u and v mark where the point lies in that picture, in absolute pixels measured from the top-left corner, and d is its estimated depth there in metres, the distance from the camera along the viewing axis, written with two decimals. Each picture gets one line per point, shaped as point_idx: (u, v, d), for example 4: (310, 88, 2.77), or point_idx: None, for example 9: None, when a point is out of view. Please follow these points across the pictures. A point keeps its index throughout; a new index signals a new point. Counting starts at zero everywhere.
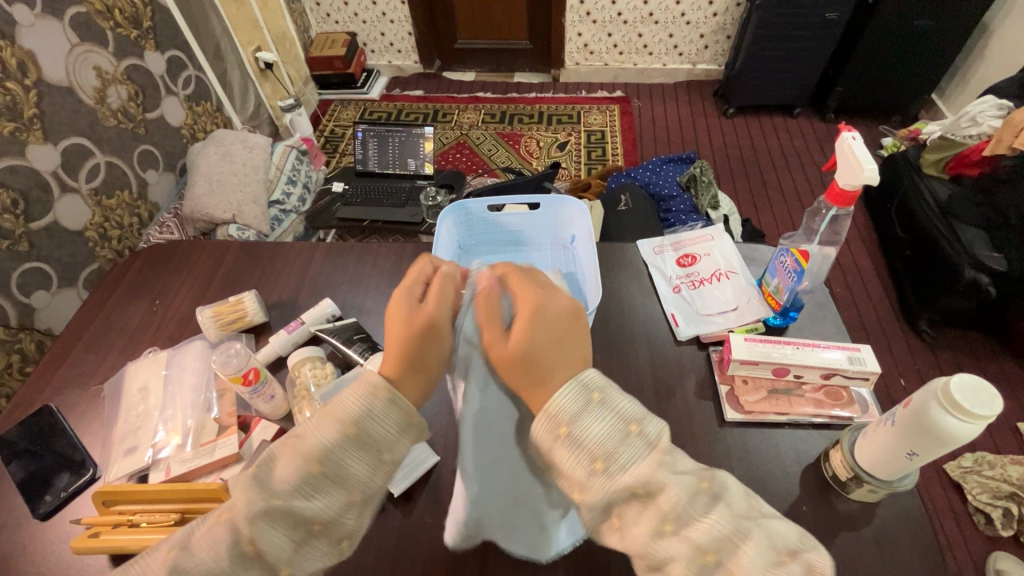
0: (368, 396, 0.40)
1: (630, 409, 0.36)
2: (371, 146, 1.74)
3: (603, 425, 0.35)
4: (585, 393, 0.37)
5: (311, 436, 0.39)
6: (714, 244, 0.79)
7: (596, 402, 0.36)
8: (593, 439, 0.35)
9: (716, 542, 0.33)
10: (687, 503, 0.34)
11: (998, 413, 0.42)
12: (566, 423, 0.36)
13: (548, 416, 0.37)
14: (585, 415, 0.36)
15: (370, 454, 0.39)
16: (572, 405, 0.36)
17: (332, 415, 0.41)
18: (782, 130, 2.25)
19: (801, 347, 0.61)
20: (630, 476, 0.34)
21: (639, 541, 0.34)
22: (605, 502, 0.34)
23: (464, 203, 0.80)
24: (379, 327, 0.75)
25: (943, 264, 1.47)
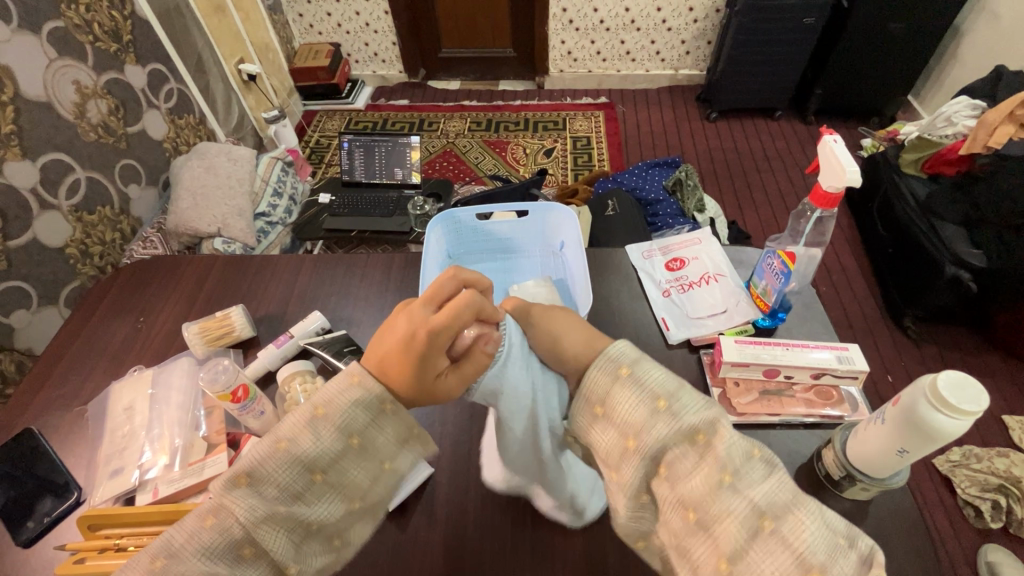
0: (374, 410, 0.41)
1: (663, 377, 0.38)
2: (357, 157, 1.74)
3: (639, 394, 0.38)
4: (617, 365, 0.40)
5: (319, 450, 0.39)
6: (701, 247, 0.80)
7: (628, 371, 0.39)
8: (655, 382, 0.38)
9: (772, 503, 0.33)
10: (745, 460, 0.34)
11: (985, 408, 0.43)
12: (628, 365, 0.39)
13: (608, 359, 0.40)
14: (645, 363, 0.40)
15: (371, 464, 0.42)
16: (629, 355, 0.40)
17: (334, 431, 0.39)
18: (764, 133, 2.29)
19: (791, 348, 0.62)
20: (692, 422, 0.36)
21: (697, 490, 0.34)
22: (657, 444, 0.36)
23: (452, 211, 0.80)
24: (370, 338, 0.74)
25: (925, 262, 1.50)
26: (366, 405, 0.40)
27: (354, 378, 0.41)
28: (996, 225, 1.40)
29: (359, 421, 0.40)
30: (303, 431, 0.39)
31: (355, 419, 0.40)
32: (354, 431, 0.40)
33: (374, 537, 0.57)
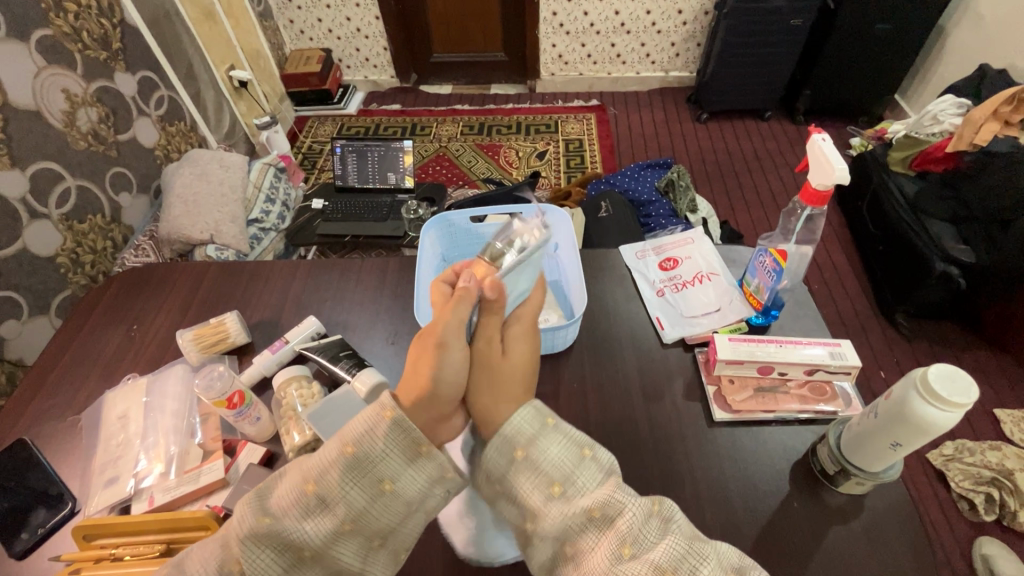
0: (408, 453, 0.42)
1: (557, 458, 0.43)
2: (350, 162, 1.74)
3: (535, 475, 0.43)
4: (512, 447, 0.44)
5: (340, 487, 0.41)
6: (694, 247, 0.80)
7: (522, 454, 0.43)
8: (550, 464, 0.43)
9: (673, 560, 0.39)
10: (642, 524, 0.41)
11: (975, 401, 0.43)
12: (524, 446, 0.43)
13: (504, 440, 0.44)
14: (541, 441, 0.44)
15: (400, 508, 0.43)
16: (529, 430, 0.44)
17: (367, 475, 0.42)
18: (754, 133, 2.31)
19: (784, 345, 0.62)
20: (585, 499, 0.41)
21: (601, 564, 0.39)
22: (557, 528, 0.41)
23: (445, 214, 0.81)
24: (366, 342, 0.74)
25: (914, 259, 1.52)
26: (398, 448, 0.42)
27: (386, 414, 0.42)
28: (985, 222, 1.43)
29: (393, 466, 0.42)
30: (331, 467, 0.42)
31: (380, 461, 0.42)
32: (388, 476, 0.42)
33: None
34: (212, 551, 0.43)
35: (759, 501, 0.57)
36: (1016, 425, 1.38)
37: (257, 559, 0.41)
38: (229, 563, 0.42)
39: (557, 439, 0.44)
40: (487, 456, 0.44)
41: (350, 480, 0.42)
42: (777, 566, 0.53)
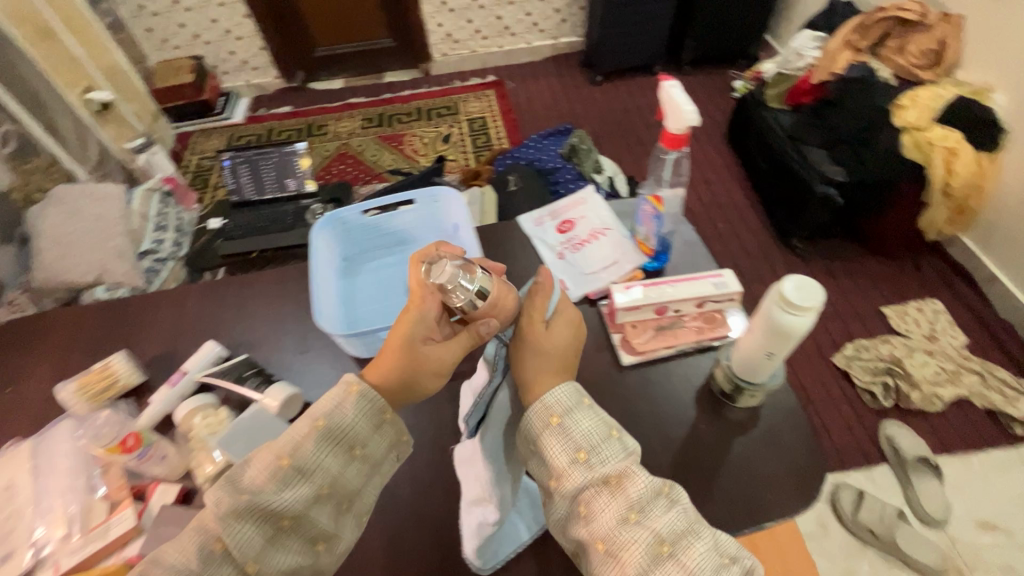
0: (374, 421, 0.49)
1: (588, 431, 0.47)
2: (242, 173, 1.65)
3: (564, 441, 0.46)
4: (550, 413, 0.48)
5: (316, 456, 0.46)
6: (586, 206, 0.83)
7: (557, 420, 0.47)
8: (580, 433, 0.47)
9: (672, 533, 0.42)
10: (652, 497, 0.44)
11: (822, 304, 0.47)
12: (559, 414, 0.47)
13: (544, 406, 0.48)
14: (577, 413, 0.48)
15: (366, 470, 0.49)
16: (567, 402, 0.48)
17: (339, 443, 0.47)
18: (647, 89, 2.39)
19: (672, 284, 0.67)
20: (607, 467, 0.45)
21: (607, 524, 0.43)
22: (575, 488, 0.45)
23: (337, 212, 0.77)
24: (274, 357, 0.72)
25: (799, 185, 1.66)
26: (367, 417, 0.48)
27: (352, 389, 0.48)
28: (851, 143, 1.58)
29: (362, 434, 0.48)
30: (303, 440, 0.46)
31: (352, 425, 0.48)
32: (357, 444, 0.48)
33: None
34: (190, 541, 0.44)
35: (671, 430, 0.61)
36: (899, 318, 1.56)
37: (239, 533, 0.44)
38: (210, 541, 0.44)
39: (591, 415, 0.48)
40: (528, 417, 0.49)
41: (324, 449, 0.47)
42: (694, 484, 0.58)
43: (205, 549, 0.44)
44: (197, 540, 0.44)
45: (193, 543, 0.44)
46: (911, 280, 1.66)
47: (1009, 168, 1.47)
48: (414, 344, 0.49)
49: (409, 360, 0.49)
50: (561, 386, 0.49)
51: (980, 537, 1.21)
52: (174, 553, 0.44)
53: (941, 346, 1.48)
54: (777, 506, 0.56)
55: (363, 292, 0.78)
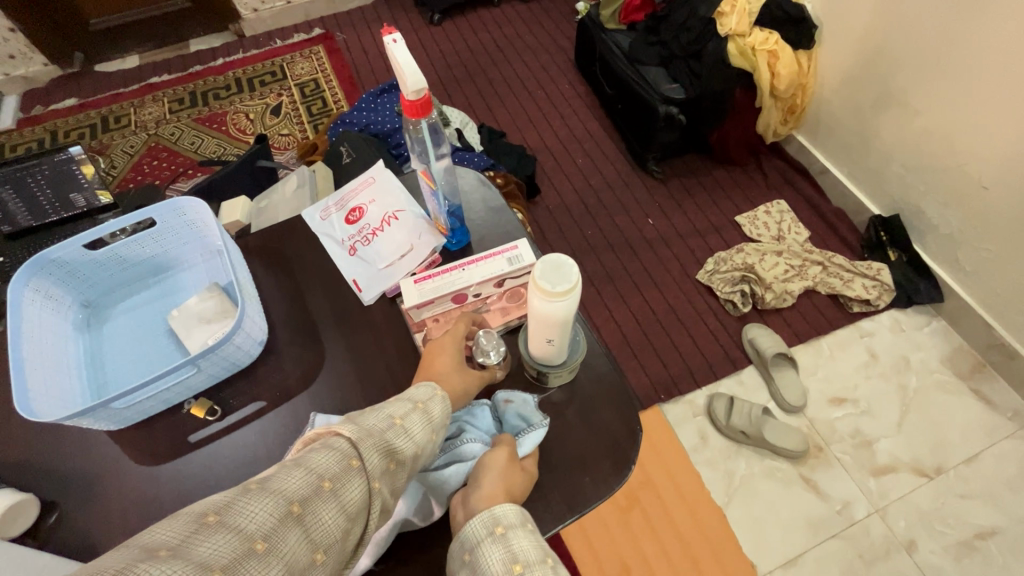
0: (445, 420, 0.50)
1: (531, 547, 0.41)
2: (8, 198, 1.31)
3: (499, 553, 0.40)
4: (493, 522, 0.42)
5: (418, 421, 0.47)
6: (376, 186, 0.72)
7: (500, 530, 0.42)
8: (519, 548, 0.41)
9: None
10: None
11: (577, 282, 0.42)
12: (502, 524, 0.42)
13: (490, 514, 0.43)
14: (523, 531, 0.42)
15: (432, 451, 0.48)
16: (514, 516, 0.43)
17: (429, 422, 0.48)
18: (491, 22, 2.23)
19: (465, 268, 0.60)
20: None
21: None
22: None
23: (42, 255, 0.59)
24: (0, 453, 0.57)
25: (643, 108, 1.63)
26: (443, 412, 0.50)
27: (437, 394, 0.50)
28: (683, 57, 1.57)
29: (440, 424, 0.49)
30: (408, 410, 0.47)
31: (442, 415, 0.49)
32: (438, 430, 0.48)
33: None
34: (337, 445, 0.41)
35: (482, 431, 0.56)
36: (750, 224, 1.63)
37: (372, 454, 0.42)
38: (352, 454, 0.41)
39: (537, 536, 0.42)
40: (470, 523, 0.43)
41: (421, 418, 0.47)
42: None
43: (346, 460, 0.41)
44: (339, 450, 0.41)
45: (342, 448, 0.41)
46: (759, 184, 1.72)
47: (825, 62, 1.53)
48: (462, 360, 0.55)
49: (459, 376, 0.54)
50: (509, 502, 0.44)
51: (832, 412, 1.34)
52: (315, 455, 0.40)
53: (788, 244, 1.58)
54: (595, 488, 0.53)
55: (115, 344, 0.64)
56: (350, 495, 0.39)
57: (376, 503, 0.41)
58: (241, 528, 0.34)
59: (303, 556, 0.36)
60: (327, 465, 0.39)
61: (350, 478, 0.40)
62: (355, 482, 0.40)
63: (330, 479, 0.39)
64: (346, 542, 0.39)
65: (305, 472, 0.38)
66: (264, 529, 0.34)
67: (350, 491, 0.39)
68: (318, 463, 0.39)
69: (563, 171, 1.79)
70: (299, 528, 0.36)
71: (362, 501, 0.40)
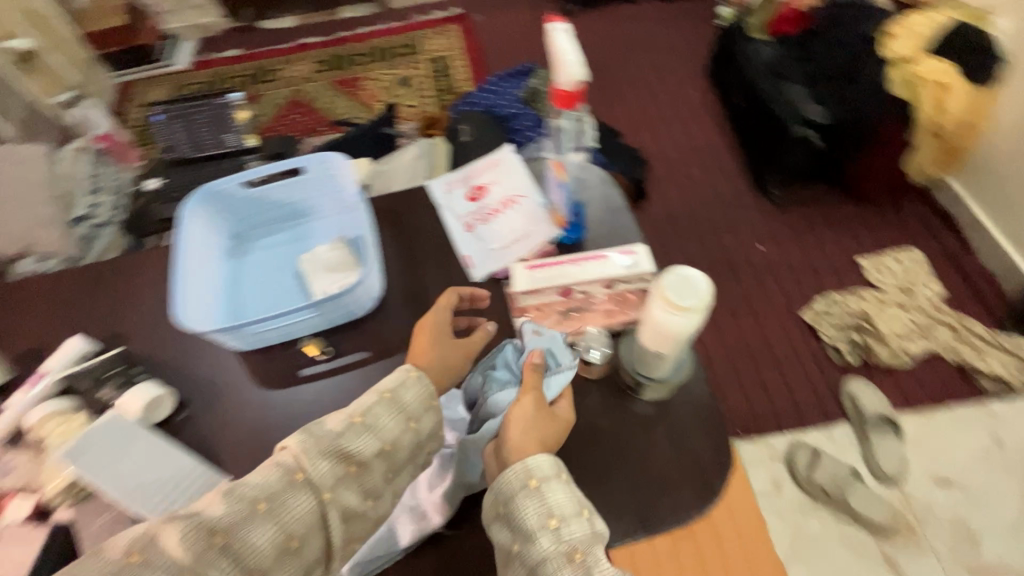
0: (426, 403, 0.53)
1: (565, 503, 0.45)
2: (176, 128, 1.56)
3: (536, 508, 0.44)
4: (529, 477, 0.46)
5: (381, 418, 0.51)
6: (502, 168, 0.73)
7: (536, 485, 0.45)
8: (554, 502, 0.45)
9: None
10: None
11: (707, 302, 0.41)
12: (538, 479, 0.45)
13: (524, 469, 0.46)
14: (555, 484, 0.46)
15: (410, 439, 0.52)
16: (546, 469, 0.46)
17: (395, 416, 0.52)
18: (626, 19, 2.18)
19: (581, 263, 0.61)
20: (572, 541, 0.43)
21: None
22: (539, 558, 0.43)
23: (211, 186, 0.68)
24: (152, 350, 0.66)
25: (773, 127, 1.53)
26: (416, 399, 0.53)
27: (412, 372, 0.54)
28: (834, 78, 1.46)
29: (417, 410, 0.53)
30: (371, 404, 0.51)
31: (416, 401, 0.53)
32: (411, 418, 0.52)
33: None
34: (274, 468, 0.47)
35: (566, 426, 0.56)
36: (874, 270, 1.48)
37: (318, 467, 0.47)
38: (290, 472, 0.46)
39: (569, 489, 0.46)
40: (506, 475, 0.46)
41: (388, 413, 0.51)
42: (586, 482, 0.53)
43: (287, 478, 0.46)
44: (278, 472, 0.46)
45: (276, 470, 0.46)
46: (894, 228, 1.56)
47: (1006, 103, 1.34)
48: (441, 332, 0.57)
49: (441, 349, 0.57)
50: (542, 454, 0.47)
51: (934, 493, 1.20)
52: (255, 477, 0.46)
53: (917, 299, 1.42)
54: (672, 509, 0.51)
55: (250, 274, 0.71)
56: (292, 511, 0.46)
57: (330, 507, 0.47)
58: (175, 560, 0.41)
59: (276, 541, 0.45)
60: (263, 490, 0.45)
61: (290, 496, 0.46)
62: (297, 498, 0.46)
63: (264, 500, 0.45)
64: (301, 553, 0.46)
65: (237, 500, 0.44)
66: (194, 558, 0.41)
67: (293, 510, 0.46)
68: (255, 486, 0.45)
69: (673, 181, 1.73)
70: (270, 523, 0.45)
71: (310, 515, 0.46)
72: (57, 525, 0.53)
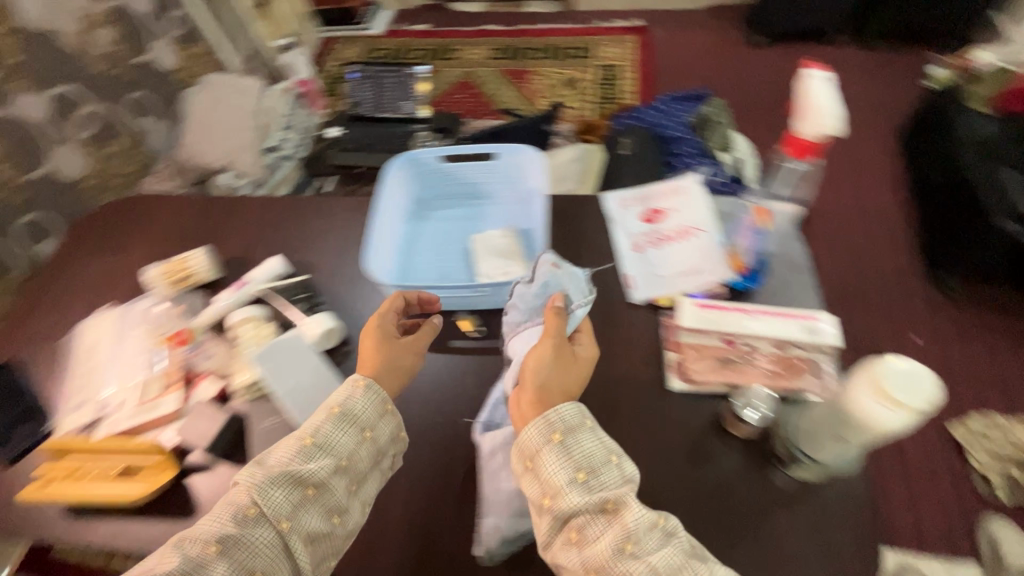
0: (379, 410, 0.54)
1: (589, 452, 0.47)
2: (366, 87, 1.73)
3: (563, 464, 0.46)
4: (551, 431, 0.47)
5: (335, 433, 0.52)
6: (684, 199, 0.73)
7: (559, 439, 0.47)
8: (581, 453, 0.47)
9: (668, 569, 0.42)
10: (648, 530, 0.44)
11: (929, 406, 0.39)
12: (561, 432, 0.47)
13: (547, 423, 0.48)
14: (579, 434, 0.48)
15: (365, 448, 0.52)
16: (569, 420, 0.48)
17: (350, 429, 0.52)
18: (817, 61, 2.03)
19: (743, 313, 0.61)
20: (604, 493, 0.45)
21: (604, 555, 0.43)
22: (573, 509, 0.45)
23: (414, 153, 0.75)
24: (329, 285, 0.74)
25: (973, 210, 1.33)
26: (367, 403, 0.53)
27: (359, 383, 0.54)
28: None
29: (370, 418, 0.53)
30: (322, 422, 0.52)
31: (365, 411, 0.53)
32: (367, 427, 0.53)
33: None
34: (224, 508, 0.48)
35: (700, 476, 0.54)
36: None
37: (273, 495, 0.48)
38: (241, 508, 0.48)
39: (594, 438, 0.48)
40: (525, 434, 0.48)
41: (342, 428, 0.52)
42: (709, 541, 0.51)
43: (240, 513, 0.48)
44: (233, 509, 0.48)
45: (230, 508, 0.48)
46: None
47: None
48: (387, 337, 0.58)
49: (388, 351, 0.57)
50: (564, 405, 0.49)
51: None
52: (208, 522, 0.48)
53: None
54: None
55: (426, 240, 0.76)
56: (253, 544, 0.47)
57: (291, 533, 0.48)
58: None
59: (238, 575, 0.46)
60: (217, 531, 0.47)
61: (249, 532, 0.47)
62: (255, 532, 0.47)
63: (218, 543, 0.46)
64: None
65: (193, 544, 0.46)
66: None
67: (254, 541, 0.47)
68: (208, 530, 0.47)
69: (836, 239, 1.55)
70: (228, 561, 0.46)
71: (270, 546, 0.48)
72: (232, 414, 0.62)
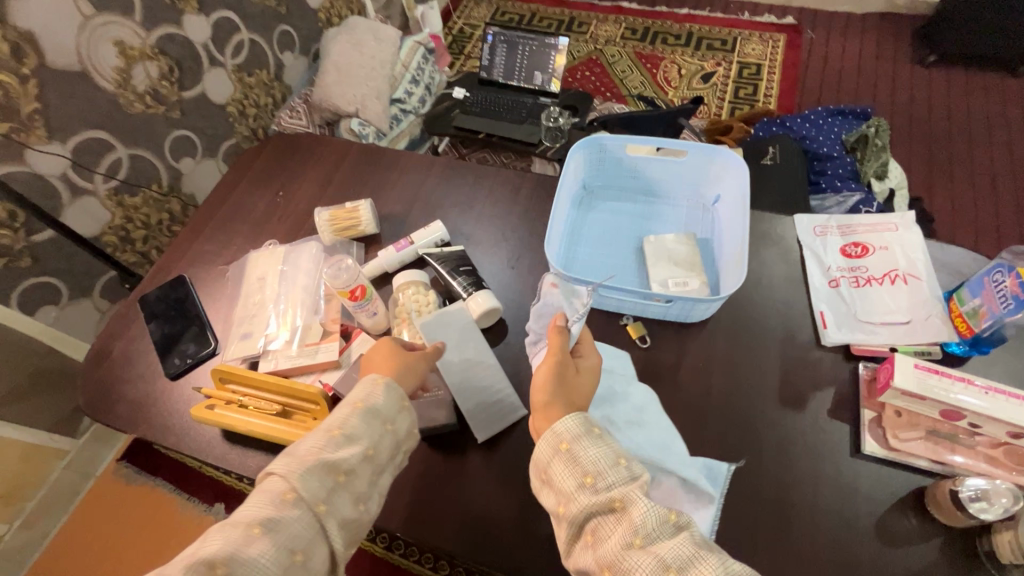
0: (397, 405, 0.51)
1: (597, 455, 0.43)
2: (499, 52, 1.66)
3: (570, 469, 0.43)
4: (559, 439, 0.45)
5: (364, 427, 0.48)
6: (896, 237, 0.64)
7: (567, 447, 0.44)
8: (587, 458, 0.43)
9: (680, 560, 0.38)
10: (658, 522, 0.40)
11: None
12: (567, 441, 0.44)
13: (552, 434, 0.45)
14: (588, 441, 0.44)
15: (385, 438, 0.49)
16: (575, 428, 0.45)
17: (374, 421, 0.49)
18: (994, 93, 1.80)
19: (991, 393, 0.49)
20: (611, 492, 0.42)
21: (614, 551, 0.39)
22: (584, 512, 0.42)
23: (600, 138, 0.70)
24: (485, 260, 0.71)
25: None
26: (388, 399, 0.50)
27: (378, 380, 0.51)
28: None
29: (389, 411, 0.50)
30: (349, 416, 0.49)
31: (388, 404, 0.50)
32: (387, 419, 0.50)
33: (454, 459, 0.57)
34: (263, 496, 0.44)
35: (896, 559, 0.48)
36: None
37: (308, 479, 0.45)
38: (279, 495, 0.44)
39: (600, 443, 0.44)
40: (536, 450, 0.46)
41: (368, 421, 0.49)
42: None
43: (278, 497, 0.44)
44: (269, 497, 0.44)
45: (273, 491, 0.44)
46: None
47: None
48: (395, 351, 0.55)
49: (400, 360, 0.54)
50: (566, 416, 0.46)
51: None
52: (246, 508, 0.44)
53: None
54: None
55: (590, 231, 0.72)
56: (289, 530, 0.43)
57: (327, 520, 0.44)
58: None
59: (280, 557, 0.42)
60: (255, 513, 0.43)
61: (285, 518, 0.43)
62: (297, 520, 0.43)
63: (259, 525, 0.42)
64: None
65: (233, 527, 0.42)
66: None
67: (291, 524, 0.43)
68: (244, 514, 0.43)
69: None
70: (272, 539, 0.42)
71: (309, 530, 0.44)
72: None
